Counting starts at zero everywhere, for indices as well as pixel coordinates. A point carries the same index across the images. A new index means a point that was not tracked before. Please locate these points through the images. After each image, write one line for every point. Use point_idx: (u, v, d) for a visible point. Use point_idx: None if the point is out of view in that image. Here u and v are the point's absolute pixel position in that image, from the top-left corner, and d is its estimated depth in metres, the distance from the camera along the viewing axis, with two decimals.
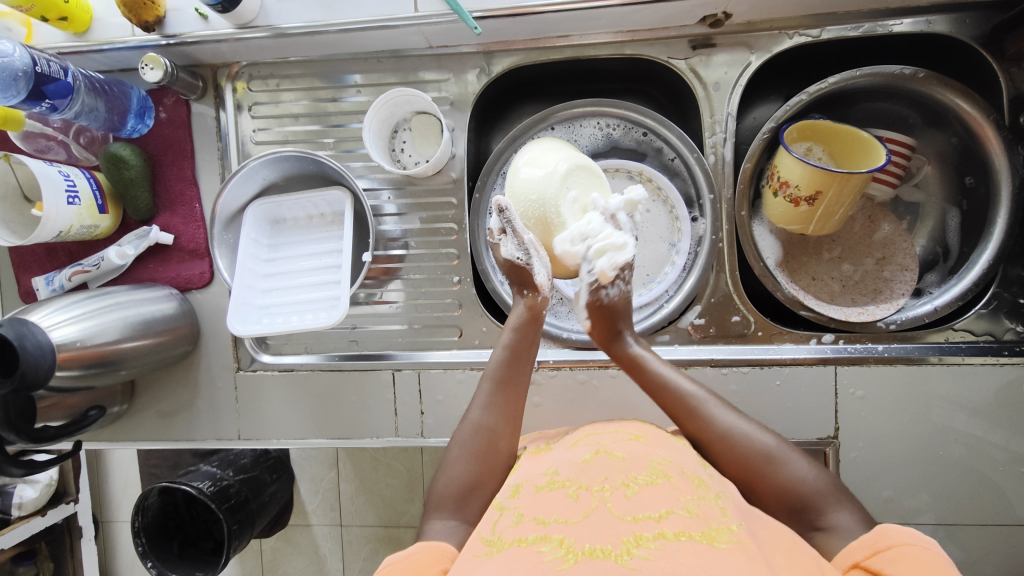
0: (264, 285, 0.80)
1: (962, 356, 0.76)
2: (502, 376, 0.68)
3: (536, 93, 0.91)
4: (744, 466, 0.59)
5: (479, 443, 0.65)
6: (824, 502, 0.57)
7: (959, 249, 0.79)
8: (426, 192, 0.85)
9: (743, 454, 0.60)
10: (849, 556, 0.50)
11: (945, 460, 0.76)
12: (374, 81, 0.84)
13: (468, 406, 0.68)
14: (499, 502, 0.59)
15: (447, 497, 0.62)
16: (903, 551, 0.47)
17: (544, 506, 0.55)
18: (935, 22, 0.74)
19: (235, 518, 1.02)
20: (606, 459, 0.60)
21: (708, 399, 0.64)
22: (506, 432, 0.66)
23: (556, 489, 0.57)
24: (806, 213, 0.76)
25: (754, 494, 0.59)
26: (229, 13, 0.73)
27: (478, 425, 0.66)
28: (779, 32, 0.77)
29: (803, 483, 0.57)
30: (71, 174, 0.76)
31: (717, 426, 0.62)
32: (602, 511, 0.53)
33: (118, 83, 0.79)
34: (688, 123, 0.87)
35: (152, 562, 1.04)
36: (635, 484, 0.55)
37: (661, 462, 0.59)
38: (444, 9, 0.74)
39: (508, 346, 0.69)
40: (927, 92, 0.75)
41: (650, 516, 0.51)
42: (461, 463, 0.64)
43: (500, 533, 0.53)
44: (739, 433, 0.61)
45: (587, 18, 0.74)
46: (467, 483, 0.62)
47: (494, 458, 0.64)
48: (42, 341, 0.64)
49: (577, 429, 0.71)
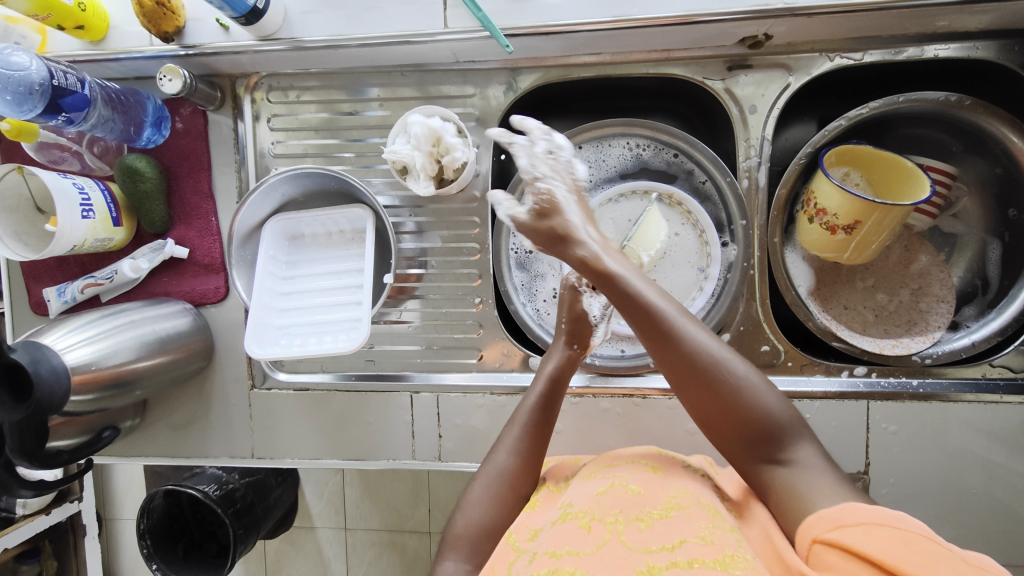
0: (282, 304, 0.77)
1: (999, 395, 0.74)
2: (533, 423, 0.68)
3: (561, 109, 0.89)
4: (714, 397, 0.53)
5: (501, 487, 0.64)
6: (786, 434, 0.54)
7: (999, 282, 0.77)
8: (448, 210, 0.82)
9: (714, 385, 0.53)
10: (808, 531, 0.47)
11: (977, 498, 0.74)
12: (396, 96, 0.81)
13: (491, 449, 0.68)
14: (516, 542, 0.56)
15: (463, 538, 0.61)
16: (868, 529, 0.44)
17: (558, 537, 0.53)
18: (982, 48, 0.71)
19: (240, 522, 1.00)
20: (621, 491, 0.58)
21: (681, 319, 0.54)
22: (527, 478, 0.65)
23: (569, 520, 0.55)
24: (841, 242, 0.73)
25: (713, 421, 0.55)
26: (252, 25, 0.71)
27: (502, 468, 0.65)
28: (819, 54, 0.74)
29: (769, 417, 0.54)
30: (86, 186, 0.74)
31: (686, 347, 0.54)
32: (616, 543, 0.52)
33: (134, 93, 0.77)
34: (719, 144, 0.85)
35: (158, 565, 1.03)
36: (648, 517, 0.54)
37: (677, 495, 0.57)
38: (474, 26, 0.71)
39: (543, 394, 0.69)
40: (972, 120, 0.73)
41: (663, 546, 0.50)
42: (481, 505, 0.63)
43: (513, 572, 0.51)
44: (711, 357, 0.54)
45: (621, 37, 0.72)
46: (484, 526, 0.62)
47: (512, 506, 0.63)
48: (56, 366, 0.62)
49: (594, 460, 0.69)
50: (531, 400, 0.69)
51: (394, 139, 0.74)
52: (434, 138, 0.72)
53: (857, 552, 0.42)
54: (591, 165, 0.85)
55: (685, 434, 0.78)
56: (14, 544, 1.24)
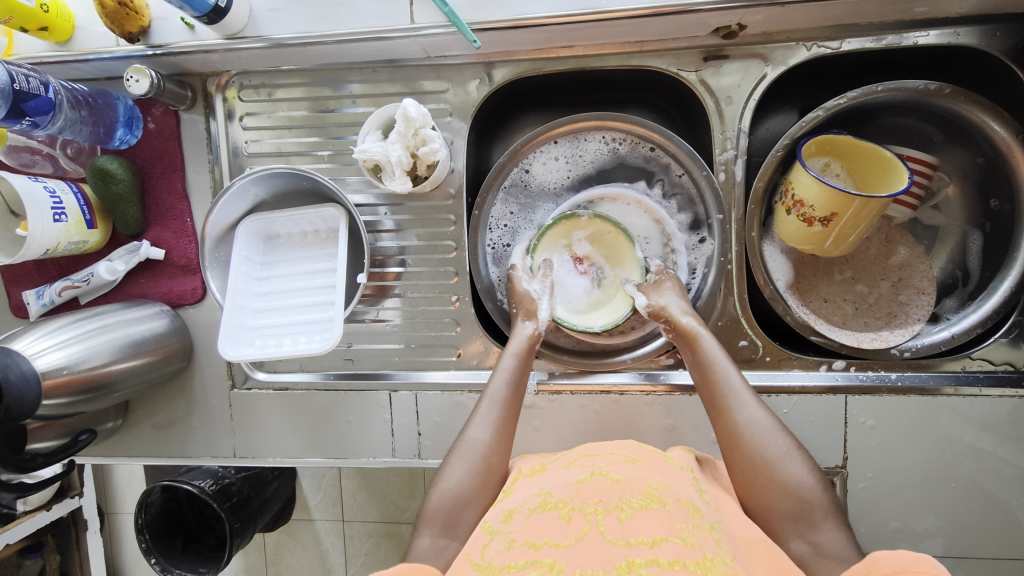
0: (257, 305, 0.77)
1: (979, 387, 0.73)
2: (506, 400, 0.68)
3: (537, 103, 0.87)
4: (752, 459, 0.59)
5: (483, 458, 0.64)
6: (820, 518, 0.55)
7: (980, 274, 0.76)
8: (425, 208, 0.82)
9: (756, 448, 0.59)
10: None
11: (958, 489, 0.74)
12: (371, 92, 0.80)
13: (466, 423, 0.67)
14: (490, 525, 0.57)
15: (441, 512, 0.61)
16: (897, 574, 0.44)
17: (536, 529, 0.53)
18: (963, 34, 0.69)
19: (236, 517, 1.00)
20: (601, 481, 0.58)
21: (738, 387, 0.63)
22: (503, 450, 0.66)
23: (548, 511, 0.54)
24: (820, 234, 0.72)
25: (750, 485, 0.59)
26: (217, 24, 0.70)
27: (477, 443, 0.65)
28: (796, 44, 0.73)
29: (802, 493, 0.57)
30: (58, 189, 0.73)
31: (740, 413, 0.61)
32: (595, 534, 0.51)
33: (103, 94, 0.77)
34: (696, 137, 0.83)
35: (157, 558, 1.04)
36: (628, 507, 0.53)
37: (657, 487, 0.56)
38: (442, 21, 0.70)
39: (512, 371, 0.69)
40: (954, 109, 0.71)
41: (643, 540, 0.49)
42: (458, 477, 0.63)
43: (490, 559, 0.51)
44: (757, 425, 0.60)
45: (591, 29, 0.70)
46: (465, 498, 0.62)
47: (488, 475, 0.64)
48: (26, 371, 0.62)
49: (572, 450, 0.69)
50: (501, 376, 0.69)
51: (365, 139, 0.71)
52: (407, 136, 0.70)
53: None
54: (567, 161, 0.84)
55: (664, 430, 0.78)
56: (16, 539, 1.25)
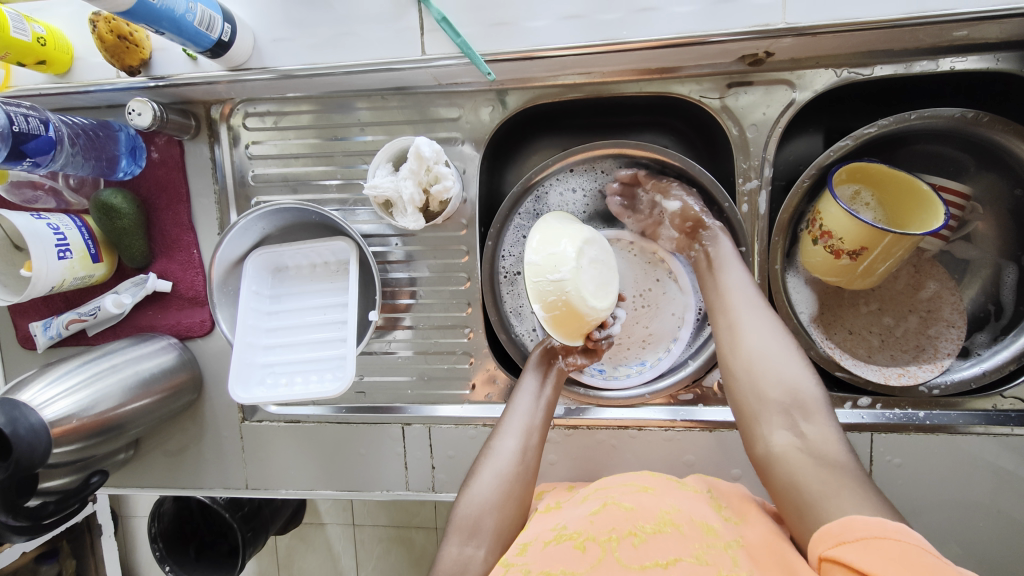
0: (266, 341, 0.75)
1: (1010, 427, 0.71)
2: (533, 417, 0.66)
3: (552, 127, 0.84)
4: (753, 351, 0.58)
5: (506, 468, 0.62)
6: (812, 417, 0.54)
7: (1014, 308, 0.73)
8: (436, 239, 0.79)
9: (758, 338, 0.58)
10: (814, 549, 0.46)
11: (987, 530, 0.72)
12: (380, 120, 0.77)
13: (492, 437, 0.65)
14: (504, 559, 0.53)
15: (467, 519, 0.58)
16: (868, 542, 0.43)
17: (552, 559, 0.50)
18: (1002, 60, 0.66)
19: (249, 525, 0.96)
20: (615, 509, 0.55)
21: (745, 284, 0.62)
22: (529, 461, 0.63)
23: (562, 542, 0.52)
24: (847, 267, 0.69)
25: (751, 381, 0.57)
26: (221, 57, 0.67)
27: (502, 454, 0.63)
28: (825, 69, 0.69)
29: (798, 386, 0.55)
30: (61, 225, 0.71)
31: (745, 304, 0.61)
32: (610, 562, 0.49)
33: (105, 126, 0.75)
34: (717, 162, 0.80)
35: (170, 566, 1.02)
36: (642, 532, 0.52)
37: (671, 511, 0.55)
38: (455, 51, 0.67)
39: (535, 392, 0.68)
40: (991, 138, 0.68)
41: (657, 562, 0.48)
42: (483, 486, 0.60)
43: None
44: (766, 318, 0.60)
45: (610, 59, 0.67)
46: (491, 505, 0.59)
47: (511, 485, 0.61)
48: (34, 423, 0.61)
49: (588, 485, 0.66)
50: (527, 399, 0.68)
51: (375, 173, 0.69)
52: (420, 173, 0.68)
53: (855, 570, 0.42)
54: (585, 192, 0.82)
55: (683, 466, 0.76)
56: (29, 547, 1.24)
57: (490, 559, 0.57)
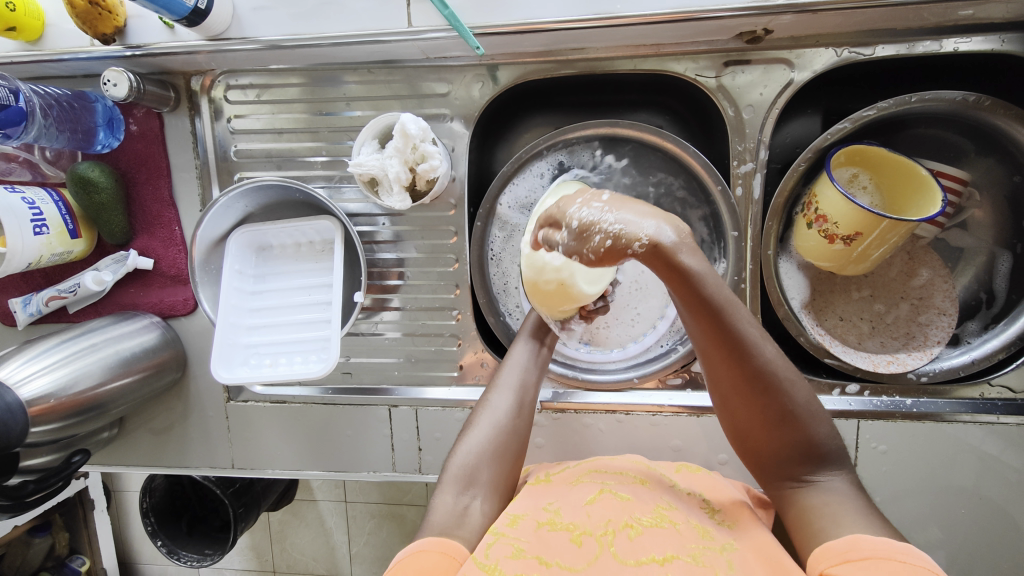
0: (250, 321, 0.74)
1: (996, 415, 0.71)
2: (530, 369, 0.66)
3: (543, 104, 0.82)
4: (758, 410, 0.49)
5: (505, 421, 0.62)
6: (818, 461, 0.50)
7: (1006, 296, 0.73)
8: (425, 219, 0.77)
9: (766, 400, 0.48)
10: (815, 564, 0.45)
11: (969, 517, 0.72)
12: (367, 95, 0.75)
13: (487, 390, 0.65)
14: (493, 527, 0.52)
15: (463, 468, 0.57)
16: (875, 562, 0.42)
17: (547, 546, 0.49)
18: (1007, 41, 0.64)
19: (240, 501, 0.96)
20: (610, 500, 0.55)
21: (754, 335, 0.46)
22: (525, 417, 0.63)
23: (557, 531, 0.51)
24: (840, 252, 0.68)
25: (754, 432, 0.51)
26: (198, 26, 0.65)
27: (501, 406, 0.62)
28: (825, 48, 0.67)
29: (811, 442, 0.49)
30: (37, 200, 0.69)
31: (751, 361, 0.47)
32: (607, 559, 0.48)
33: (79, 97, 0.72)
34: (711, 142, 0.78)
35: (162, 540, 1.02)
36: (638, 525, 0.51)
37: (667, 507, 0.54)
38: (442, 23, 0.65)
39: (530, 351, 0.68)
40: (993, 122, 0.67)
41: (653, 558, 0.47)
42: (480, 438, 0.60)
43: (497, 560, 0.46)
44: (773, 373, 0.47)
45: (604, 34, 0.65)
46: (489, 455, 0.59)
47: (506, 445, 0.60)
48: (11, 403, 0.60)
49: (579, 463, 0.65)
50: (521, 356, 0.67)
51: (361, 150, 0.67)
52: (405, 151, 0.66)
53: None
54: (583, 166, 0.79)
55: (670, 450, 0.76)
56: (21, 519, 1.24)
57: (487, 509, 0.56)
